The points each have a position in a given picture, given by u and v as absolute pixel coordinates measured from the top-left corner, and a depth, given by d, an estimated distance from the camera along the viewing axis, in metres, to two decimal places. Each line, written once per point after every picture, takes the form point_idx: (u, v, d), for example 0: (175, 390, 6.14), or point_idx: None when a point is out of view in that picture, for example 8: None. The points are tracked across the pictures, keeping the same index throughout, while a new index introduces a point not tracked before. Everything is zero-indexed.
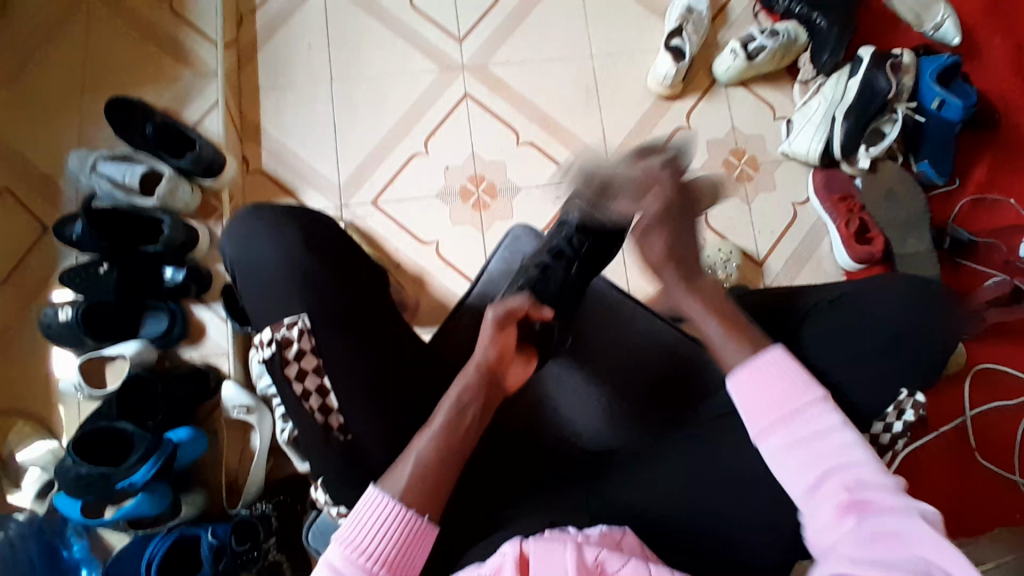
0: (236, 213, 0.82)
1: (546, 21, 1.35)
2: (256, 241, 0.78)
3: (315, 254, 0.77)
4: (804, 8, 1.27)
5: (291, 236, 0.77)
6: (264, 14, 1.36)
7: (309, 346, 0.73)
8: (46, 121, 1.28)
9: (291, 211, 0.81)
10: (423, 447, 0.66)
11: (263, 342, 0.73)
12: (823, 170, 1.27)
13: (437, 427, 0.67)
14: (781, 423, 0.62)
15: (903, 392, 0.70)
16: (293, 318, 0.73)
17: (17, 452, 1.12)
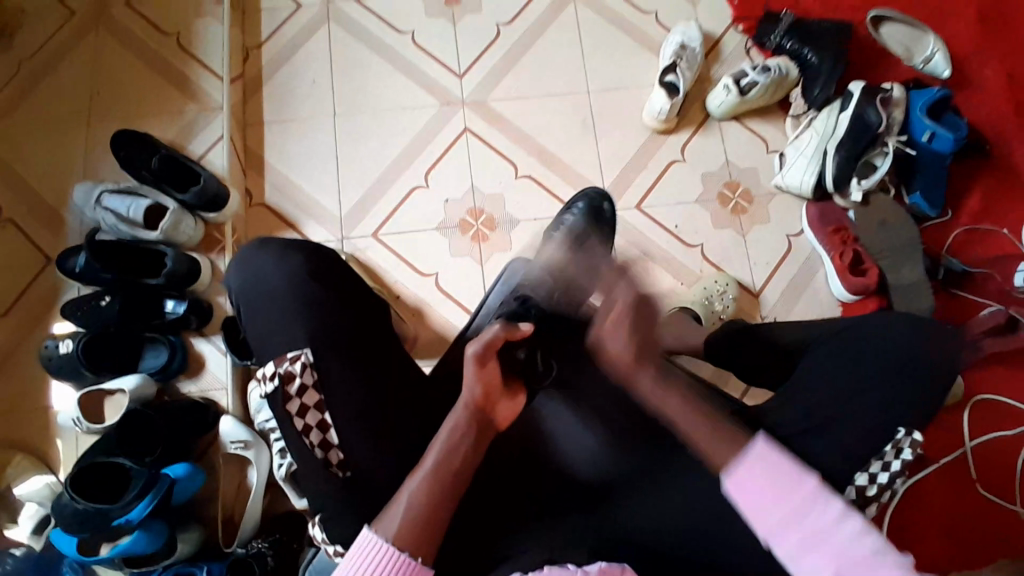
0: (243, 248, 0.83)
1: (544, 57, 1.39)
2: (263, 276, 0.79)
3: (319, 290, 0.78)
4: (795, 44, 1.32)
5: (298, 270, 0.79)
6: (268, 50, 1.39)
7: (311, 381, 0.73)
8: (52, 155, 1.30)
9: (295, 248, 0.82)
10: (416, 487, 0.66)
11: (266, 377, 0.74)
12: (817, 203, 1.29)
13: (425, 470, 0.67)
14: (793, 525, 0.62)
15: (901, 430, 0.71)
16: (296, 351, 0.74)
17: (17, 486, 1.10)
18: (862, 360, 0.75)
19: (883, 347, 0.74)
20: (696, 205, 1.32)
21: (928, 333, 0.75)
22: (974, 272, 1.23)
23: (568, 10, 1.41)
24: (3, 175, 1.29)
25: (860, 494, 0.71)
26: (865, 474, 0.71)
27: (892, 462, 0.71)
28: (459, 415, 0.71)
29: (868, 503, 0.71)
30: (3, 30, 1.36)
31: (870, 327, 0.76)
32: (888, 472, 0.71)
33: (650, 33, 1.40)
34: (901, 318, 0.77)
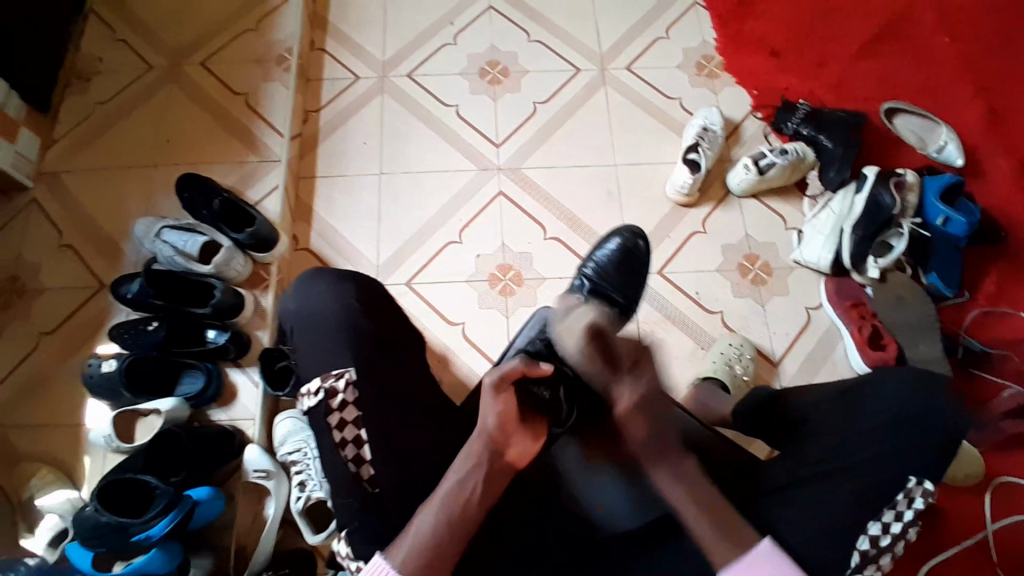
0: (300, 275, 0.90)
1: (575, 131, 1.51)
2: (319, 295, 0.86)
3: (370, 321, 0.84)
4: (811, 131, 1.44)
5: (349, 297, 0.85)
6: (327, 114, 1.54)
7: (352, 398, 0.77)
8: (120, 192, 1.42)
9: (344, 277, 0.88)
10: (425, 517, 0.67)
11: (309, 392, 0.79)
12: (834, 278, 1.35)
13: (435, 502, 0.68)
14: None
15: (912, 478, 0.77)
16: (340, 369, 0.79)
17: (38, 497, 1.13)
18: (875, 410, 0.82)
19: (895, 399, 0.82)
20: (716, 274, 1.38)
21: (933, 394, 0.80)
22: (991, 352, 1.26)
23: (599, 92, 1.55)
24: (68, 203, 1.41)
25: (872, 543, 0.75)
26: (879, 523, 0.76)
27: (903, 511, 0.76)
28: (470, 458, 0.70)
29: (880, 552, 0.75)
30: (84, 76, 1.53)
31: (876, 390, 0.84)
32: (901, 520, 0.76)
33: (674, 116, 1.53)
34: (909, 378, 0.82)
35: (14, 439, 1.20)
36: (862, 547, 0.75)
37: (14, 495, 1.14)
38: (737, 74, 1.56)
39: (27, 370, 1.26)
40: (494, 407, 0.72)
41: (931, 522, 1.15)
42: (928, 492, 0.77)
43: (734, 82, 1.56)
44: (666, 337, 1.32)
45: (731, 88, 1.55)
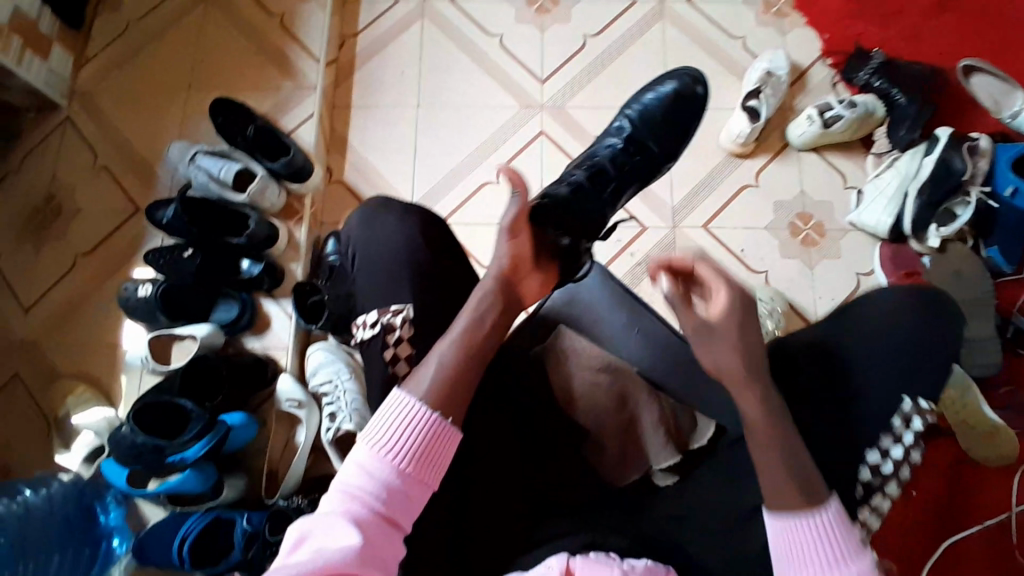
0: (367, 202, 0.88)
1: (625, 71, 1.41)
2: (383, 227, 0.84)
3: (426, 254, 0.82)
4: (885, 83, 1.31)
5: (413, 228, 0.83)
6: (364, 39, 1.46)
7: (408, 336, 0.75)
8: (154, 113, 1.39)
9: (411, 210, 0.86)
10: (445, 353, 0.67)
11: (366, 323, 0.77)
12: (891, 244, 1.26)
13: (454, 335, 0.68)
14: (802, 532, 0.61)
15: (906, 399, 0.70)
16: (399, 306, 0.77)
17: (74, 415, 1.18)
18: (879, 327, 0.73)
19: (902, 315, 0.73)
20: (765, 232, 1.31)
21: (928, 307, 0.73)
22: None
23: (655, 27, 1.44)
24: (102, 123, 1.39)
25: (874, 472, 0.69)
26: (878, 451, 0.69)
27: (904, 435, 0.69)
28: (483, 293, 0.71)
29: (884, 481, 0.69)
30: None
31: (870, 310, 0.74)
32: (901, 446, 0.69)
33: (736, 58, 1.41)
34: (916, 302, 0.73)
35: (56, 357, 1.25)
36: (863, 478, 0.69)
37: (55, 410, 1.20)
38: (809, 14, 1.42)
39: (66, 289, 1.29)
40: (499, 253, 0.75)
41: (955, 499, 1.15)
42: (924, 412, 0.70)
43: (805, 23, 1.42)
44: None
45: (801, 30, 1.42)
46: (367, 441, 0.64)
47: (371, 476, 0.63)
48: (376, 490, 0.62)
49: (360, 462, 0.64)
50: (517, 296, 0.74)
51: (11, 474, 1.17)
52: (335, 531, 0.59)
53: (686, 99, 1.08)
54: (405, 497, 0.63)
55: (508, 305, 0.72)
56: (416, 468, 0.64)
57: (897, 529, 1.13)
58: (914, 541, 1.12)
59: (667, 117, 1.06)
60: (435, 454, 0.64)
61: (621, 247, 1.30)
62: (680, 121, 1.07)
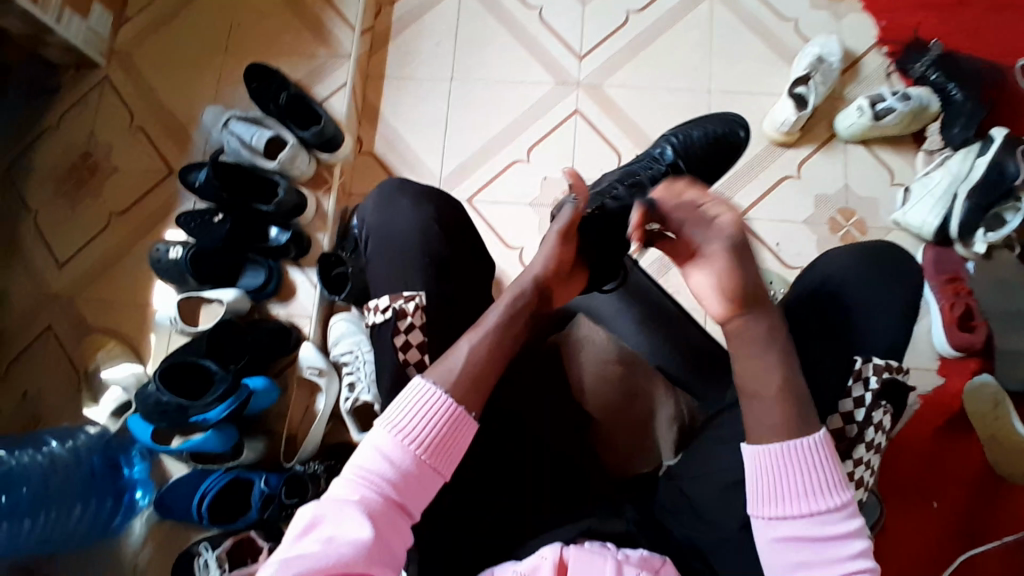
0: (382, 183, 0.88)
1: (667, 51, 1.36)
2: (400, 206, 0.84)
3: (442, 245, 0.81)
4: (941, 77, 1.24)
5: (427, 209, 0.84)
6: (400, 8, 1.43)
7: (420, 322, 0.75)
8: (190, 75, 1.40)
9: (426, 193, 0.86)
10: (475, 344, 0.68)
11: (378, 308, 0.77)
12: (935, 247, 1.20)
13: (487, 328, 0.69)
14: (778, 464, 0.62)
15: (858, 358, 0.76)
16: (412, 293, 0.76)
17: (103, 369, 1.22)
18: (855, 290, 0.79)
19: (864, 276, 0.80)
20: (802, 227, 1.26)
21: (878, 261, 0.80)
22: None
23: (702, 5, 1.37)
24: (139, 85, 1.40)
25: (836, 437, 0.75)
26: (839, 416, 0.75)
27: (862, 397, 0.74)
28: (519, 291, 0.72)
29: (850, 445, 0.75)
30: None
31: (843, 274, 0.80)
32: (863, 408, 0.74)
33: (786, 42, 1.34)
34: (864, 259, 0.81)
35: (89, 312, 1.28)
36: (825, 444, 0.75)
37: (86, 363, 1.24)
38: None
39: (99, 247, 1.32)
40: (545, 254, 0.75)
41: (980, 515, 1.11)
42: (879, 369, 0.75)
43: (862, 8, 1.34)
44: None
45: (857, 15, 1.34)
46: (387, 427, 0.64)
47: (388, 462, 0.63)
48: (391, 477, 0.62)
49: (377, 444, 0.64)
50: (550, 300, 0.76)
51: (43, 423, 1.22)
52: (347, 516, 0.60)
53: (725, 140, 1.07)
54: (420, 486, 0.63)
55: (541, 307, 0.74)
56: (432, 458, 0.64)
57: (916, 540, 1.11)
58: (932, 553, 1.10)
59: (708, 157, 1.04)
60: (452, 446, 0.65)
61: None
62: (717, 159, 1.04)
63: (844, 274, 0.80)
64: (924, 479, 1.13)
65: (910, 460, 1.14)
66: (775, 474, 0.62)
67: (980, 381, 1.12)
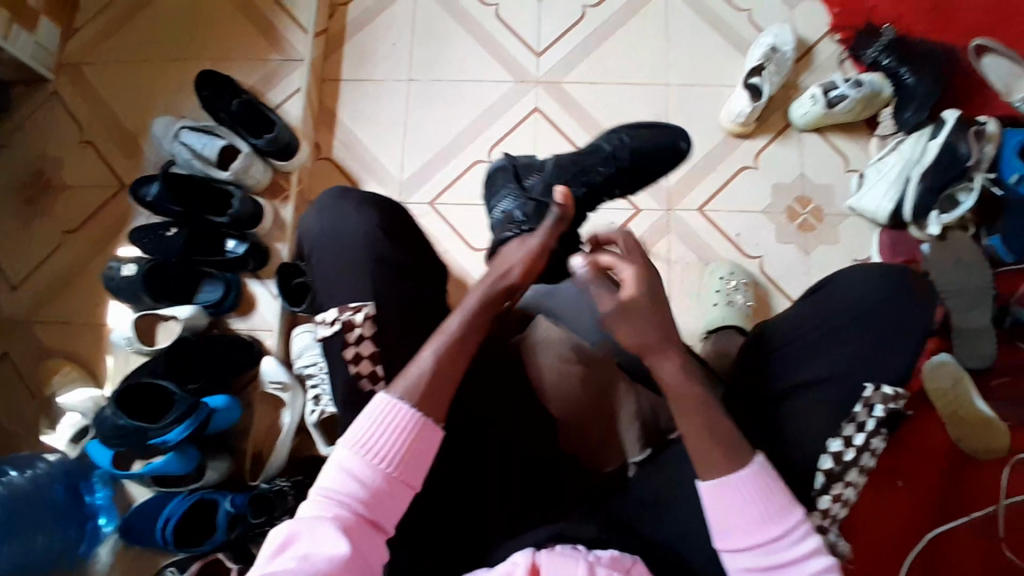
0: (323, 194, 0.87)
1: (627, 43, 1.36)
2: (342, 216, 0.83)
3: (387, 246, 0.81)
4: (893, 61, 1.26)
5: (371, 217, 0.83)
6: (355, 9, 1.41)
7: (369, 333, 0.75)
8: (138, 86, 1.36)
9: (370, 202, 0.85)
10: (428, 357, 0.67)
11: (326, 321, 0.77)
12: (890, 231, 1.25)
13: (448, 333, 0.69)
14: (732, 497, 0.64)
15: (867, 386, 0.73)
16: (360, 303, 0.76)
17: (60, 394, 1.18)
18: (855, 309, 0.77)
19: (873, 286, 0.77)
20: (762, 216, 1.27)
21: (890, 277, 0.77)
22: None
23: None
24: (89, 97, 1.35)
25: (836, 461, 0.72)
26: (840, 440, 0.72)
27: (865, 422, 0.72)
28: (486, 289, 0.72)
29: (845, 469, 0.72)
30: None
31: (845, 281, 0.79)
32: (863, 434, 0.72)
33: (741, 32, 1.35)
34: (875, 268, 0.79)
35: (43, 334, 1.24)
36: (824, 467, 0.72)
37: (43, 388, 1.20)
38: None
39: (52, 267, 1.27)
40: (524, 252, 0.75)
41: (944, 491, 1.15)
42: (888, 397, 0.73)
43: None
44: (698, 280, 1.24)
45: (810, 3, 1.36)
46: (350, 445, 0.64)
47: (354, 480, 0.63)
48: (360, 494, 0.62)
49: (343, 465, 0.64)
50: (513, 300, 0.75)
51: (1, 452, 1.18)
52: (321, 537, 0.60)
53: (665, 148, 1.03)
54: (389, 500, 0.63)
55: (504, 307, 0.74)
56: (399, 470, 0.64)
57: (883, 519, 1.14)
58: (900, 531, 1.13)
59: (651, 152, 1.03)
60: (418, 457, 0.64)
61: (613, 230, 1.27)
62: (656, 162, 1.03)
63: (853, 291, 0.78)
64: (890, 460, 1.16)
65: None
66: (730, 506, 0.64)
67: (939, 360, 1.13)
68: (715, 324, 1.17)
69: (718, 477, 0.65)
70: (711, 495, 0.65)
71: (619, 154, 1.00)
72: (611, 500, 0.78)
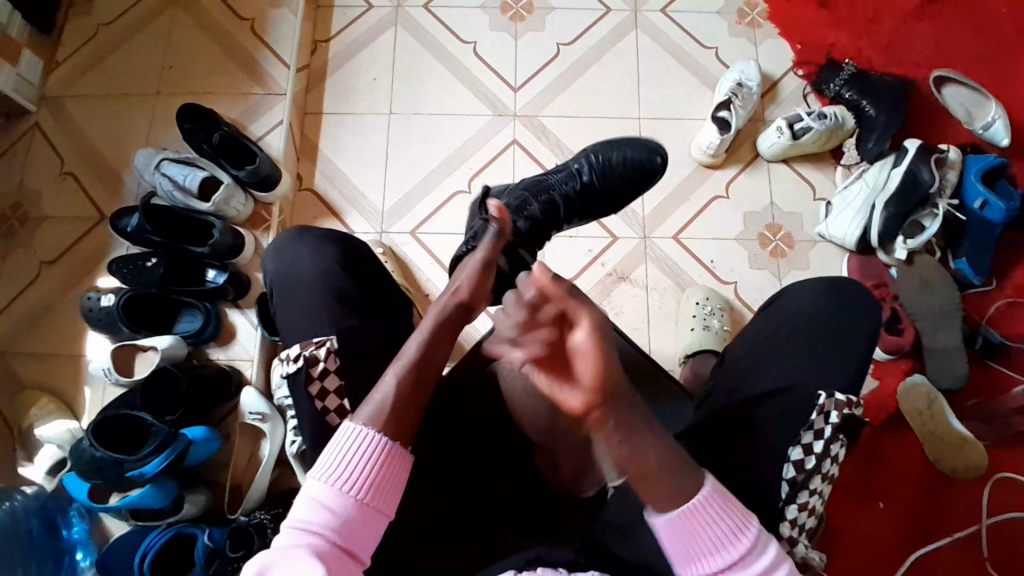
0: (281, 235, 0.90)
1: (601, 78, 1.41)
2: (299, 256, 0.86)
3: (347, 283, 0.85)
4: (854, 95, 1.33)
5: (332, 253, 0.87)
6: (337, 45, 1.45)
7: (333, 367, 0.76)
8: (121, 119, 1.37)
9: (329, 240, 0.88)
10: (391, 383, 0.68)
11: (290, 357, 0.77)
12: (858, 256, 1.29)
13: (407, 360, 0.69)
14: (689, 524, 0.64)
15: (821, 394, 0.75)
16: (321, 339, 0.78)
17: (36, 428, 1.16)
18: (813, 326, 0.81)
19: (826, 308, 0.82)
20: (735, 243, 1.31)
21: (845, 300, 0.82)
22: (1010, 346, 1.22)
23: (629, 36, 1.43)
24: (70, 130, 1.36)
25: (798, 469, 0.73)
26: (800, 447, 0.74)
27: (823, 429, 0.74)
28: (441, 312, 0.73)
29: (809, 477, 0.73)
30: None
31: (806, 298, 0.84)
32: (822, 440, 0.73)
33: (709, 68, 1.41)
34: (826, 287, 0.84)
35: (18, 367, 1.22)
36: (787, 476, 0.73)
37: (18, 422, 1.18)
38: (781, 25, 1.43)
39: (29, 299, 1.26)
40: (470, 273, 0.78)
41: (923, 510, 1.16)
42: (841, 403, 0.74)
43: (778, 33, 1.43)
44: (676, 305, 1.27)
45: (774, 40, 1.42)
46: (320, 477, 0.64)
47: (326, 509, 0.62)
48: (332, 525, 0.62)
49: (312, 497, 0.63)
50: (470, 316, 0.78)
51: None
52: (293, 566, 0.58)
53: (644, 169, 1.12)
54: (362, 528, 0.63)
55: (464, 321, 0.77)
56: (371, 497, 0.64)
57: (867, 540, 1.15)
58: (883, 552, 1.14)
59: (624, 180, 1.11)
60: (389, 482, 0.65)
61: (592, 257, 1.30)
62: (632, 190, 1.12)
63: (811, 306, 0.83)
64: (869, 478, 1.18)
65: (852, 462, 1.18)
66: (688, 532, 0.64)
67: (913, 381, 1.18)
68: (692, 349, 1.19)
69: (673, 507, 0.64)
70: (669, 522, 0.65)
71: (586, 175, 1.10)
72: (588, 521, 0.78)
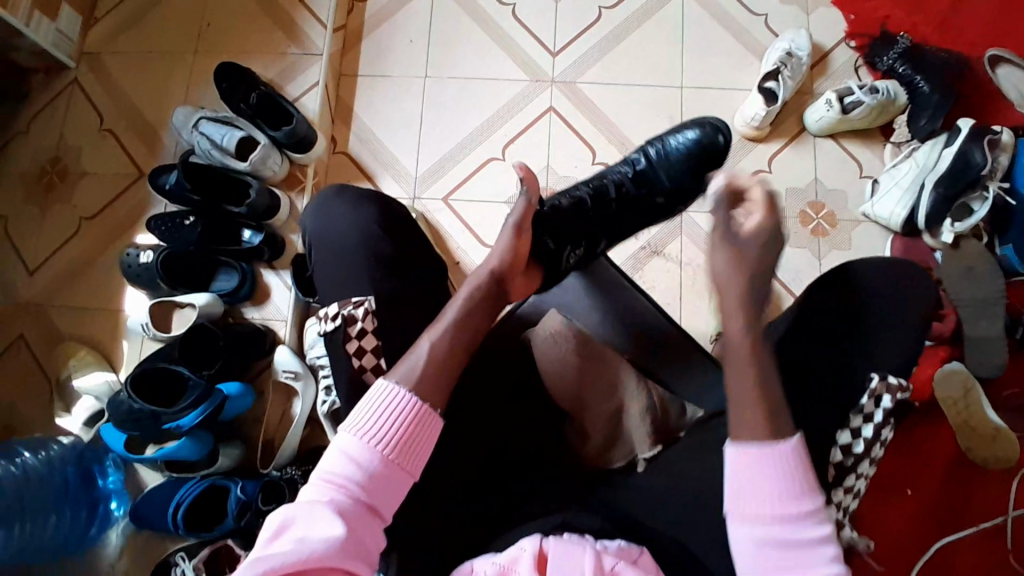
0: (322, 192, 0.90)
1: (642, 46, 1.37)
2: (338, 213, 0.86)
3: (385, 244, 0.84)
4: (909, 70, 1.26)
5: (370, 215, 0.86)
6: (374, 5, 1.42)
7: (371, 327, 0.77)
8: (160, 77, 1.38)
9: (368, 198, 0.88)
10: (428, 345, 0.69)
11: (329, 316, 0.79)
12: (904, 238, 1.24)
13: (446, 326, 0.72)
14: (763, 472, 0.62)
15: (874, 376, 0.74)
16: (360, 298, 0.79)
17: (75, 378, 1.19)
18: (860, 305, 0.79)
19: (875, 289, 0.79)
20: None
21: (895, 281, 0.80)
22: None
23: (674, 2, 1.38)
24: (109, 87, 1.37)
25: (846, 453, 0.72)
26: (848, 431, 0.73)
27: (873, 413, 0.73)
28: (473, 285, 0.77)
29: (856, 460, 0.73)
30: None
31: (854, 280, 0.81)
32: (872, 425, 0.73)
33: (757, 37, 1.36)
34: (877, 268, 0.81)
35: (59, 320, 1.26)
36: (835, 460, 0.73)
37: (58, 372, 1.22)
38: None
39: (70, 253, 1.29)
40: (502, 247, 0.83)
41: (951, 498, 1.14)
42: (896, 387, 0.74)
43: (830, 3, 1.36)
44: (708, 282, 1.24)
45: (826, 9, 1.36)
46: (352, 430, 0.64)
47: (354, 462, 0.63)
48: (358, 479, 0.62)
49: (343, 448, 0.64)
50: (507, 291, 0.81)
51: (15, 433, 1.20)
52: (317, 517, 0.59)
53: (708, 150, 1.03)
54: (388, 485, 0.63)
55: (499, 294, 0.80)
56: (398, 455, 0.64)
57: (890, 525, 1.13)
58: (907, 538, 1.13)
59: (686, 169, 1.03)
60: (418, 444, 0.65)
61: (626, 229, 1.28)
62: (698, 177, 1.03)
63: (858, 285, 0.80)
64: (897, 464, 1.16)
65: None
66: (758, 481, 0.62)
67: (951, 367, 1.12)
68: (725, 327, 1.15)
69: (745, 447, 0.63)
70: (742, 462, 0.63)
71: (643, 164, 1.05)
72: (616, 491, 0.78)
